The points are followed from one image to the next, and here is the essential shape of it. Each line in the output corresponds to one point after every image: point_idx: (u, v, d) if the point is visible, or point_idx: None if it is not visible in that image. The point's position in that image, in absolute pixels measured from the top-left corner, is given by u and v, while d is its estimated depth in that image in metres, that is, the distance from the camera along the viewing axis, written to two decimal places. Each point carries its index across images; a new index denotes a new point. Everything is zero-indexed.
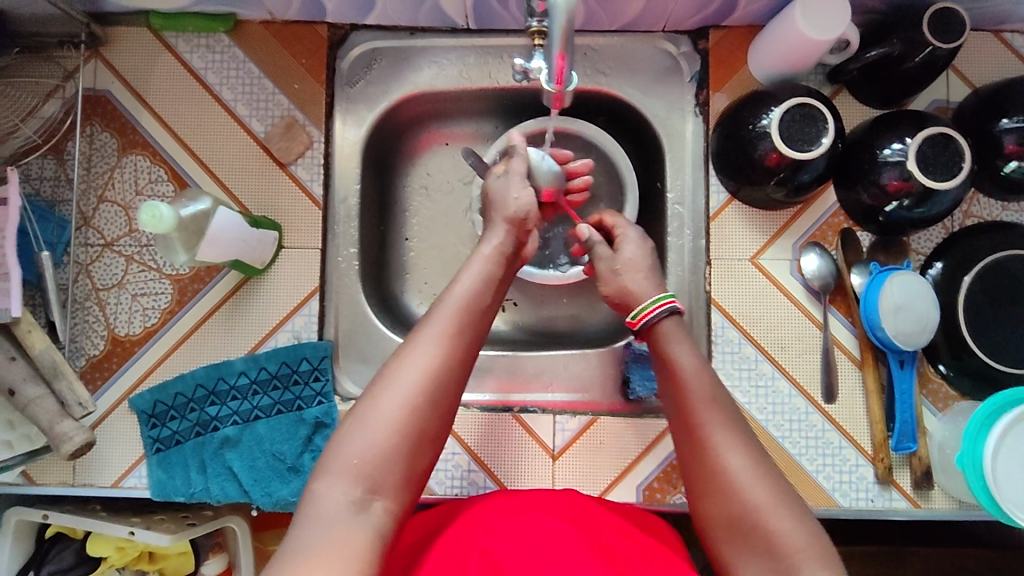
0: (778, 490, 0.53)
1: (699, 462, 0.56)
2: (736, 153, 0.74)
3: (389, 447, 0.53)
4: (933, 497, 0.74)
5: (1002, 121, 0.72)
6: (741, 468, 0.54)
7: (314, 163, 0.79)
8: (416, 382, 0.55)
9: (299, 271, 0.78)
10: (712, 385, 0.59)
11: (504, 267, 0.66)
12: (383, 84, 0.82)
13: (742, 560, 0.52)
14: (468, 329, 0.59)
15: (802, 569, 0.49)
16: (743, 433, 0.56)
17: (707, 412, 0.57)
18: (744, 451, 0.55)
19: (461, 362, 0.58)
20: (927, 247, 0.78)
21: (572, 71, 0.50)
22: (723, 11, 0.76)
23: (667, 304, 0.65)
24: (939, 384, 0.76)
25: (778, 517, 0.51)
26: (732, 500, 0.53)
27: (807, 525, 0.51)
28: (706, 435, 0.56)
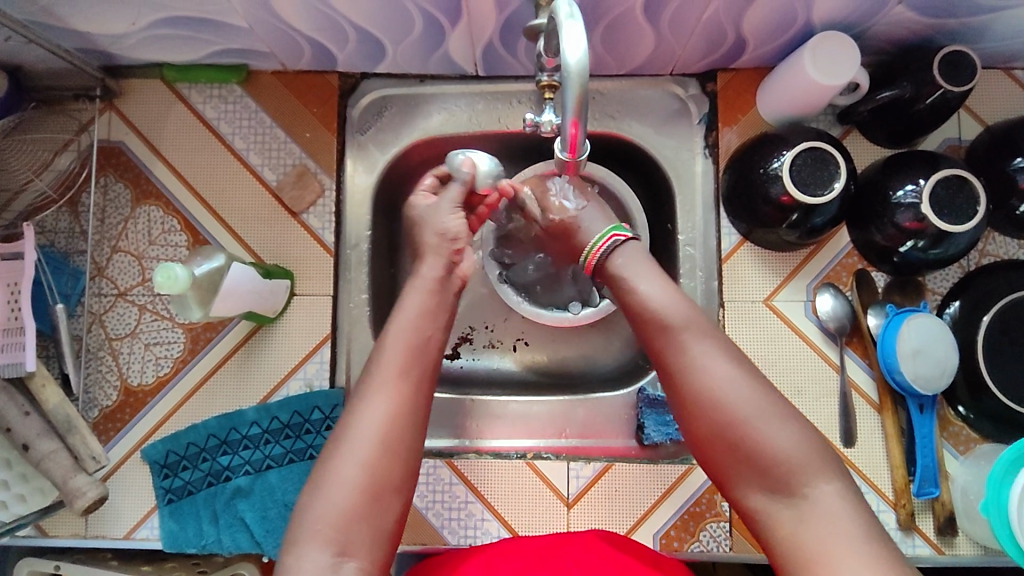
0: (760, 401, 0.57)
1: (681, 384, 0.59)
2: (747, 195, 0.74)
3: (353, 506, 0.55)
4: (957, 543, 0.72)
5: (1015, 160, 0.71)
6: (721, 384, 0.57)
7: (325, 211, 0.79)
8: (375, 430, 0.58)
9: (310, 318, 0.78)
10: (686, 307, 0.62)
11: (444, 300, 0.68)
12: (394, 131, 0.83)
13: (738, 473, 0.57)
14: (414, 368, 0.62)
15: (794, 477, 0.54)
16: (722, 348, 0.60)
17: (681, 334, 0.60)
18: (721, 370, 0.58)
19: (415, 393, 0.61)
20: (943, 287, 0.77)
21: (585, 139, 0.49)
22: (730, 55, 0.76)
23: (610, 239, 0.69)
24: (960, 426, 0.75)
25: (762, 426, 0.56)
26: (718, 417, 0.57)
27: (793, 433, 0.56)
28: (683, 358, 0.59)
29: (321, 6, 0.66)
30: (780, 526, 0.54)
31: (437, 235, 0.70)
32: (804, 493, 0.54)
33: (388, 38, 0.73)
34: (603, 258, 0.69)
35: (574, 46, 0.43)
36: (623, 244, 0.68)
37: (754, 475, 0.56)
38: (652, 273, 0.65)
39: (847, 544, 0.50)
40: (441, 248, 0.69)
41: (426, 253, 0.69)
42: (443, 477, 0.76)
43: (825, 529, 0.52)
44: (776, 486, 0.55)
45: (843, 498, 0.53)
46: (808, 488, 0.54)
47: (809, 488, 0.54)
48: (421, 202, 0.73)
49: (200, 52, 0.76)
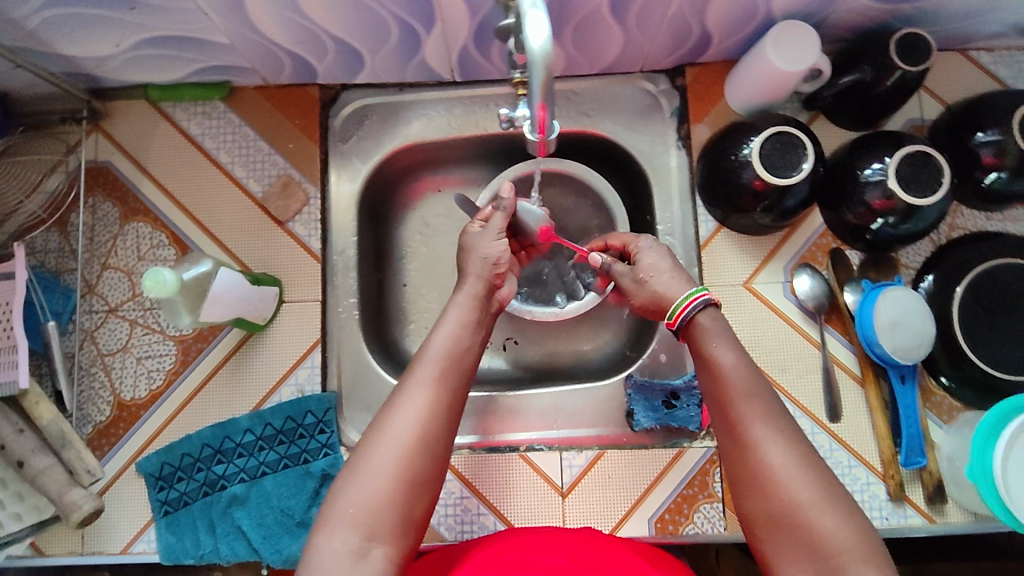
0: (823, 485, 0.52)
1: (742, 459, 0.55)
2: (721, 182, 0.76)
3: (385, 498, 0.54)
4: (948, 512, 0.73)
5: (978, 135, 0.74)
6: (783, 460, 0.53)
7: (311, 219, 0.81)
8: (412, 427, 0.57)
9: (300, 325, 0.79)
10: (750, 379, 0.58)
11: (482, 309, 0.68)
12: (375, 138, 0.85)
13: (785, 562, 0.51)
14: (454, 378, 0.61)
15: (848, 570, 0.48)
16: (788, 430, 0.55)
17: (748, 406, 0.56)
18: (788, 448, 0.53)
19: (454, 398, 0.60)
20: (917, 262, 0.79)
21: (553, 119, 0.50)
22: (696, 49, 0.79)
23: (700, 298, 0.64)
24: (942, 396, 0.76)
25: (823, 514, 0.50)
26: (776, 499, 0.52)
27: (854, 526, 0.50)
28: (749, 427, 0.55)
29: (299, 19, 0.68)
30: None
31: (482, 259, 0.71)
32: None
33: (366, 47, 0.75)
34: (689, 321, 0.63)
35: (536, 32, 0.44)
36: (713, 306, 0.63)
37: (802, 560, 0.50)
38: (723, 339, 0.61)
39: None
40: (482, 270, 0.71)
41: None
42: None
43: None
44: None
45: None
46: None
47: None
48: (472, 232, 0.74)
49: (184, 70, 0.78)
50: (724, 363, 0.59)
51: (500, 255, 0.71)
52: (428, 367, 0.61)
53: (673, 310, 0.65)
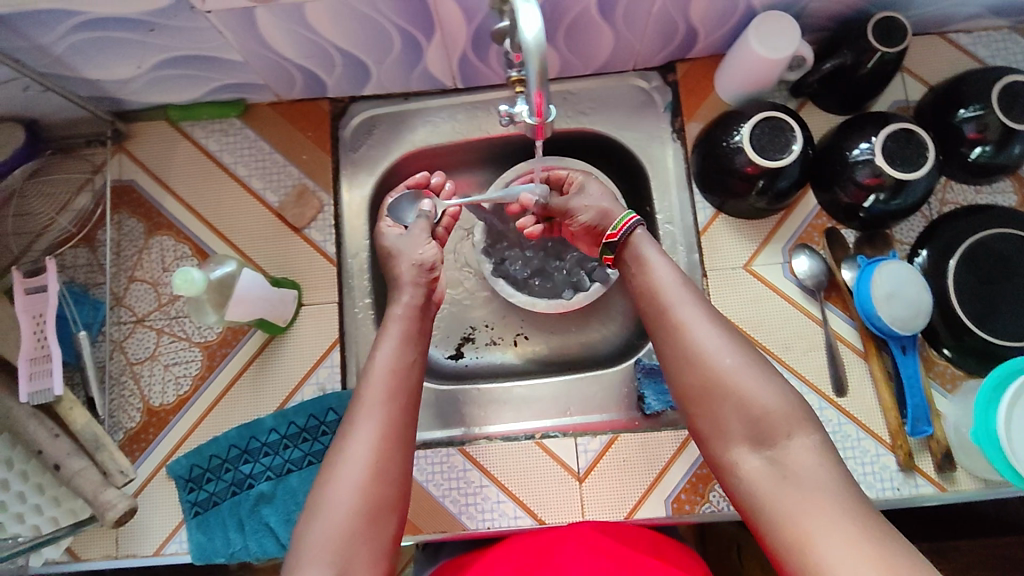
0: (749, 362, 0.60)
1: (676, 341, 0.62)
2: (716, 169, 0.80)
3: (350, 529, 0.57)
4: (958, 479, 0.74)
5: (960, 112, 0.77)
6: (712, 341, 0.61)
7: (326, 225, 0.85)
8: (364, 460, 0.59)
9: (319, 326, 0.82)
10: (676, 274, 0.66)
11: (420, 319, 0.71)
12: (384, 146, 0.89)
13: (719, 428, 0.58)
14: (400, 395, 0.64)
15: (773, 423, 0.56)
16: (712, 314, 0.63)
17: (677, 296, 0.64)
18: (713, 331, 0.61)
19: (398, 421, 0.63)
20: (911, 237, 0.82)
21: (549, 104, 0.54)
22: (686, 45, 0.83)
23: (635, 219, 0.70)
24: (944, 365, 0.78)
25: (750, 382, 0.58)
26: (708, 372, 0.59)
27: (776, 387, 0.58)
28: (680, 313, 0.63)
29: (308, 33, 0.73)
30: (758, 481, 0.55)
31: (414, 264, 0.73)
32: (785, 443, 0.55)
33: (371, 59, 0.80)
34: (625, 241, 0.70)
35: (529, 25, 0.48)
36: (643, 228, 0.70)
37: (735, 424, 0.58)
38: (652, 242, 0.70)
39: (826, 500, 0.51)
40: (419, 278, 0.73)
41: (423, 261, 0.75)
42: (457, 465, 0.78)
43: (803, 482, 0.53)
44: (758, 439, 0.56)
45: (816, 451, 0.55)
46: (788, 440, 0.56)
47: (788, 439, 0.56)
48: (392, 233, 0.77)
49: (201, 89, 0.83)
50: (657, 272, 0.66)
51: (432, 257, 0.74)
52: (371, 393, 0.64)
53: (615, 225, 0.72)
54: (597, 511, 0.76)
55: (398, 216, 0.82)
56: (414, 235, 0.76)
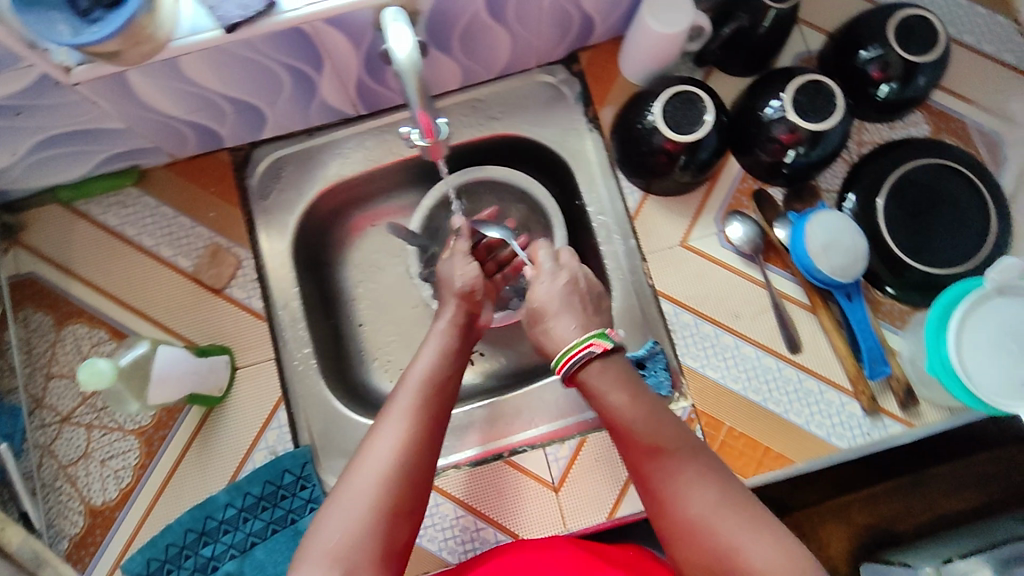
0: (747, 518, 0.53)
1: (667, 513, 0.56)
2: (637, 152, 0.78)
3: (365, 525, 0.52)
4: (924, 413, 0.74)
5: (862, 54, 0.78)
6: (703, 506, 0.54)
7: (248, 280, 0.80)
8: (389, 456, 0.56)
9: (259, 387, 0.78)
10: (651, 424, 0.60)
11: (458, 340, 0.70)
12: (295, 187, 0.85)
13: None
14: (434, 400, 0.61)
15: None
16: (699, 469, 0.57)
17: (657, 457, 0.58)
18: (702, 491, 0.55)
19: (430, 426, 0.59)
20: (835, 184, 0.82)
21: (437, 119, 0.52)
22: (583, 33, 0.81)
23: (585, 347, 0.66)
24: (890, 304, 0.78)
25: (754, 547, 0.51)
26: (705, 543, 0.53)
27: (781, 545, 0.51)
28: (662, 484, 0.57)
29: (188, 87, 0.69)
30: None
31: (456, 288, 0.74)
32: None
33: (262, 101, 0.76)
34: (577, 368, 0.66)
35: (400, 44, 0.47)
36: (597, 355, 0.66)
37: None
38: (611, 381, 0.64)
39: None
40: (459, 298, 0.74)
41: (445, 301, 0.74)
42: (428, 500, 0.75)
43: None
44: None
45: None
46: None
47: None
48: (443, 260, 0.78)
49: (88, 164, 0.78)
50: (632, 429, 0.61)
51: (472, 281, 0.74)
52: (407, 395, 0.61)
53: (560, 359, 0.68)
54: (579, 518, 0.74)
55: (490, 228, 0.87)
56: (456, 259, 0.77)
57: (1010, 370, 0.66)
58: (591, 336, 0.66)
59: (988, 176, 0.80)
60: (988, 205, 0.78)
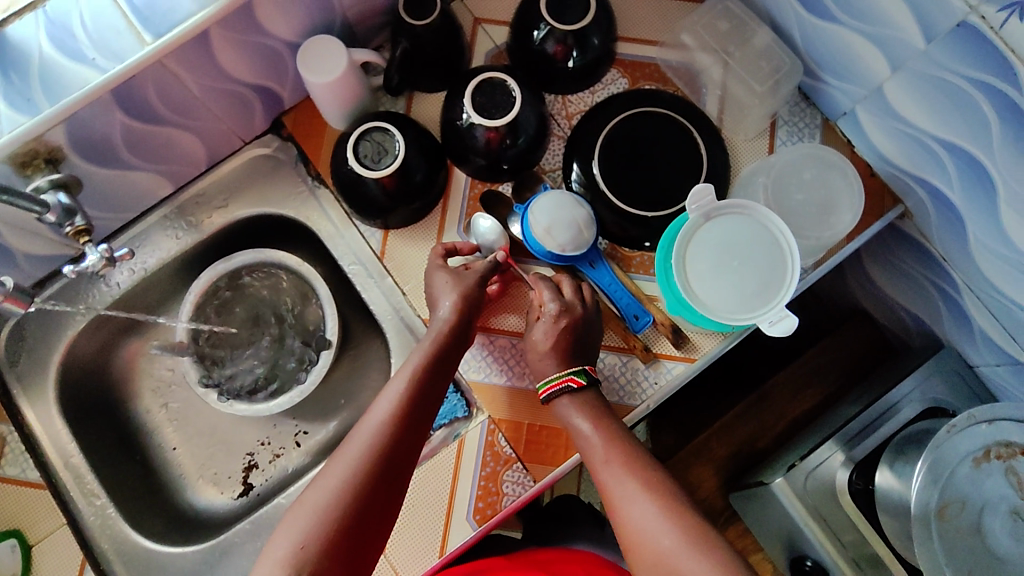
0: (686, 533, 0.59)
1: (617, 522, 0.63)
2: (359, 197, 0.78)
3: (323, 537, 0.56)
4: (700, 344, 0.76)
5: (535, 34, 0.79)
6: (646, 521, 0.60)
7: (18, 454, 0.77)
8: (350, 468, 0.59)
9: (59, 557, 0.74)
10: (608, 443, 0.66)
11: (452, 334, 0.69)
12: (44, 343, 0.81)
13: None
14: (408, 411, 0.63)
15: None
16: (649, 484, 0.63)
17: (610, 472, 0.65)
18: (647, 505, 0.61)
19: (398, 439, 0.62)
20: (558, 161, 0.84)
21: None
22: (271, 101, 0.81)
23: (562, 383, 0.69)
24: (639, 256, 0.80)
25: (686, 563, 0.57)
26: (649, 552, 0.59)
27: (714, 556, 0.57)
28: (618, 492, 0.63)
29: None
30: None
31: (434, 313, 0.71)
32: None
33: None
34: (552, 400, 0.71)
35: None
36: (571, 394, 0.69)
37: None
38: (583, 410, 0.69)
39: None
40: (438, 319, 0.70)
41: (439, 305, 0.71)
42: None
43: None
44: None
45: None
46: None
47: None
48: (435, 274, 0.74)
49: None
50: (587, 449, 0.67)
51: (467, 296, 0.71)
52: (376, 415, 0.63)
53: (543, 385, 0.71)
54: (411, 567, 0.73)
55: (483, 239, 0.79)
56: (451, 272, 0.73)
57: (741, 285, 0.69)
58: (572, 371, 0.70)
59: (688, 106, 0.83)
60: (693, 133, 0.81)
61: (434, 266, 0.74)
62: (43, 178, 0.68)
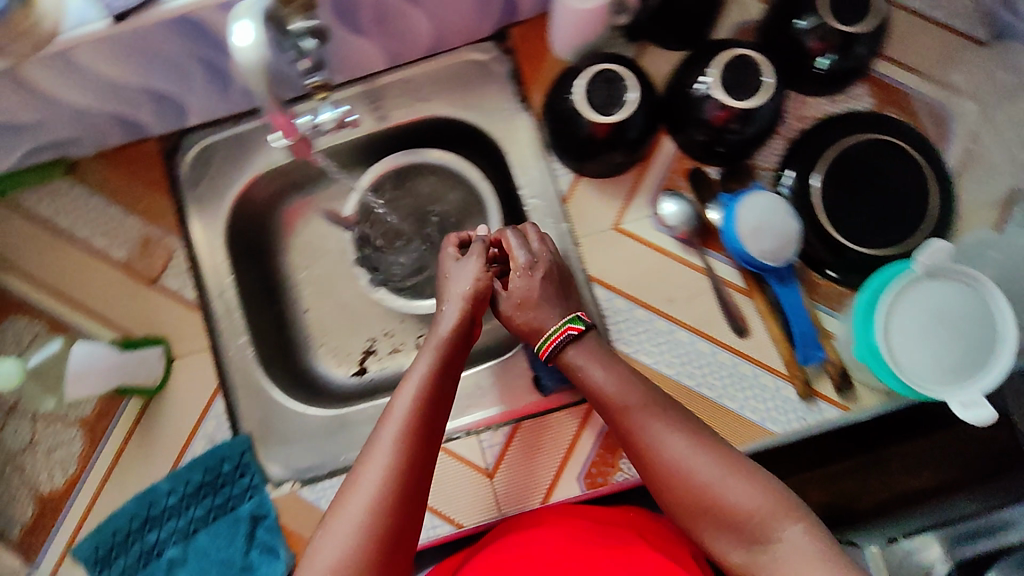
0: (722, 462, 0.60)
1: (651, 460, 0.63)
2: (568, 135, 0.76)
3: (362, 553, 0.54)
4: (860, 395, 0.75)
5: (798, 23, 0.74)
6: (683, 456, 0.61)
7: (181, 270, 0.81)
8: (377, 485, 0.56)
9: (194, 377, 0.79)
10: (635, 393, 0.66)
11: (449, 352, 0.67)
12: (226, 175, 0.83)
13: (714, 537, 0.59)
14: (417, 427, 0.60)
15: (764, 530, 0.57)
16: (675, 423, 0.63)
17: (636, 415, 0.64)
18: (680, 440, 0.62)
19: (418, 451, 0.59)
20: (773, 161, 0.79)
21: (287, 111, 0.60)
22: (508, 8, 0.78)
23: (561, 335, 0.70)
24: (829, 286, 0.76)
25: (732, 487, 0.59)
26: (687, 483, 0.60)
27: (760, 489, 0.58)
28: (647, 436, 0.63)
29: (90, 77, 0.66)
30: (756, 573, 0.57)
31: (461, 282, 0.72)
32: (776, 539, 0.56)
33: (177, 89, 0.73)
34: (558, 351, 0.70)
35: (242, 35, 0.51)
36: (572, 342, 0.70)
37: (720, 529, 0.59)
38: (593, 356, 0.69)
39: None
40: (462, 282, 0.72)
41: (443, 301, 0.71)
42: None
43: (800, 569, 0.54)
44: (747, 537, 0.58)
45: (808, 534, 0.56)
46: (781, 531, 0.56)
47: (785, 533, 0.56)
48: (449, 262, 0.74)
49: (13, 158, 0.77)
50: (606, 388, 0.66)
51: (485, 283, 0.71)
52: (402, 417, 0.61)
53: (543, 343, 0.71)
54: (513, 502, 0.76)
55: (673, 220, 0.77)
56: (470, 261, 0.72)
57: (941, 358, 0.65)
58: (567, 321, 0.70)
59: (931, 151, 0.77)
60: (928, 177, 0.75)
61: (446, 255, 0.75)
62: (302, 21, 0.59)
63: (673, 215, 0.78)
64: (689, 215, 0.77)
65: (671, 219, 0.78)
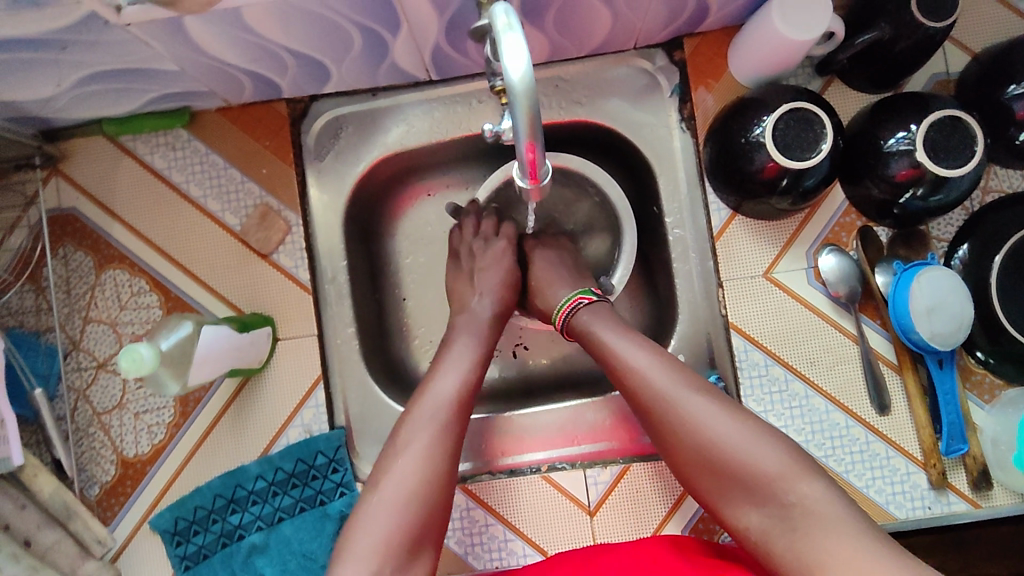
0: (739, 419, 0.56)
1: (662, 420, 0.58)
2: (732, 168, 0.70)
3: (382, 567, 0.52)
4: (995, 495, 0.71)
5: (1009, 88, 0.67)
6: (701, 413, 0.56)
7: (296, 248, 0.76)
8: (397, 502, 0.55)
9: (297, 363, 0.75)
10: (644, 351, 0.61)
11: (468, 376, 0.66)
12: (354, 151, 0.78)
13: (733, 501, 0.55)
14: (438, 449, 0.59)
15: (785, 490, 0.52)
16: (688, 380, 0.59)
17: (645, 373, 0.60)
18: (695, 398, 0.57)
19: (441, 471, 0.58)
20: (949, 233, 0.74)
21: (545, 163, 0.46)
22: (695, 20, 0.71)
23: (574, 302, 0.69)
24: (982, 375, 0.73)
25: (748, 445, 0.54)
26: (701, 444, 0.56)
27: (777, 448, 0.54)
28: (653, 395, 0.59)
29: (251, 37, 0.60)
30: (774, 543, 0.52)
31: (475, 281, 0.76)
32: (791, 502, 0.52)
33: (329, 58, 0.67)
34: (572, 319, 0.69)
35: (515, 60, 0.38)
36: (585, 307, 0.68)
37: (739, 491, 0.54)
38: (605, 319, 0.66)
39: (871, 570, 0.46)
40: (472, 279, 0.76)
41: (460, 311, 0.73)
42: (460, 504, 0.75)
43: (822, 533, 0.49)
44: (763, 500, 0.53)
45: (820, 496, 0.51)
46: (796, 495, 0.52)
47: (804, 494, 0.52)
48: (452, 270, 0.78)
49: (137, 102, 0.71)
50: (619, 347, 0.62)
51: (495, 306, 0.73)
52: (431, 405, 0.62)
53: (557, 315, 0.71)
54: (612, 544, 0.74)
55: (839, 278, 0.72)
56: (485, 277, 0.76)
57: None
58: (577, 292, 0.70)
59: None
60: None
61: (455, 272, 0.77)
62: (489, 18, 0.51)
63: (839, 275, 0.73)
64: (854, 276, 0.72)
65: (835, 279, 0.73)
